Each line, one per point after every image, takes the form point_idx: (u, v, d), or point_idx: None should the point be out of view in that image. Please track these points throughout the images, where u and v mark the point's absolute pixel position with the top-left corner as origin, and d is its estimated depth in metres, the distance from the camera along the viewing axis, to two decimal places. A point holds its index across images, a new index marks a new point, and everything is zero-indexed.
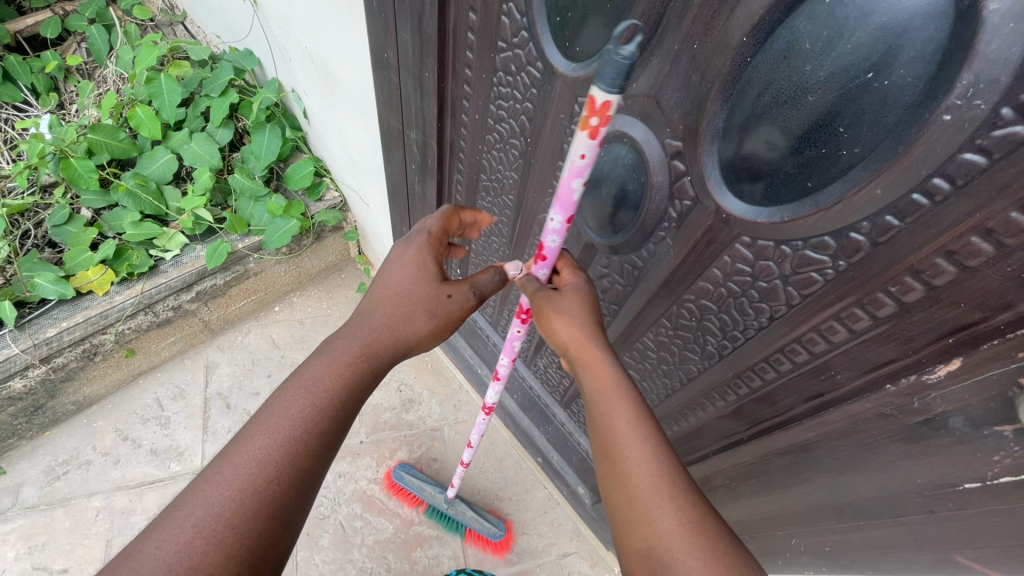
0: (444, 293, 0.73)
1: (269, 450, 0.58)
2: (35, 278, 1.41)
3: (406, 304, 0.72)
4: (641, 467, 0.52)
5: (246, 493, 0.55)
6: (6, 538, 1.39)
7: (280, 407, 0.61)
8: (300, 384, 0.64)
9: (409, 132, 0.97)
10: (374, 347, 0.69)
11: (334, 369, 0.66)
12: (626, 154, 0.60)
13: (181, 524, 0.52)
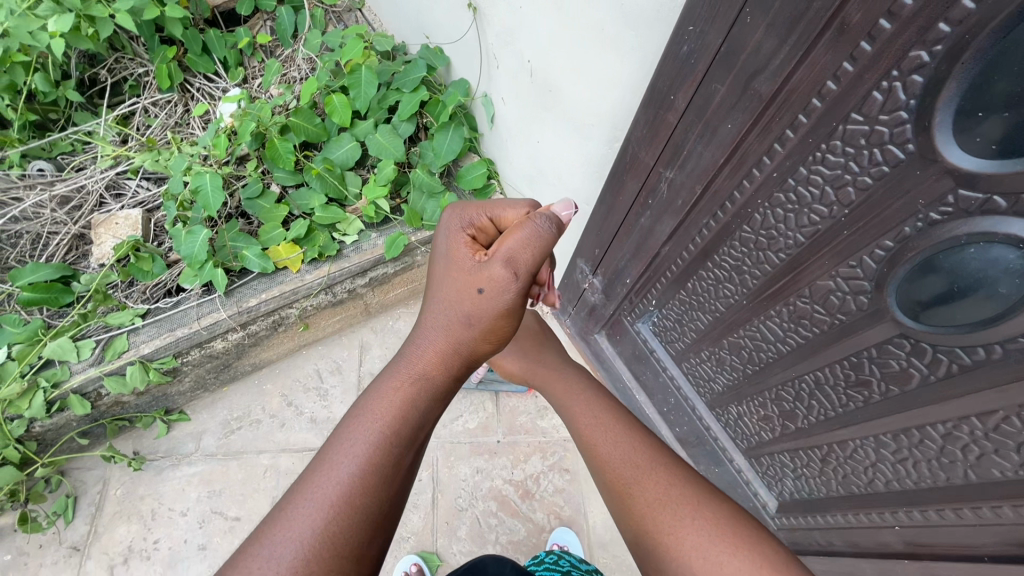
0: (478, 291, 0.79)
1: (341, 482, 0.64)
2: (240, 249, 1.52)
3: (454, 316, 0.81)
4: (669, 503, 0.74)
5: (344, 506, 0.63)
6: (189, 480, 1.53)
7: (346, 434, 0.69)
8: (358, 414, 0.72)
9: (664, 170, 0.97)
10: (426, 367, 0.78)
11: (388, 394, 0.74)
12: (1014, 259, 0.57)
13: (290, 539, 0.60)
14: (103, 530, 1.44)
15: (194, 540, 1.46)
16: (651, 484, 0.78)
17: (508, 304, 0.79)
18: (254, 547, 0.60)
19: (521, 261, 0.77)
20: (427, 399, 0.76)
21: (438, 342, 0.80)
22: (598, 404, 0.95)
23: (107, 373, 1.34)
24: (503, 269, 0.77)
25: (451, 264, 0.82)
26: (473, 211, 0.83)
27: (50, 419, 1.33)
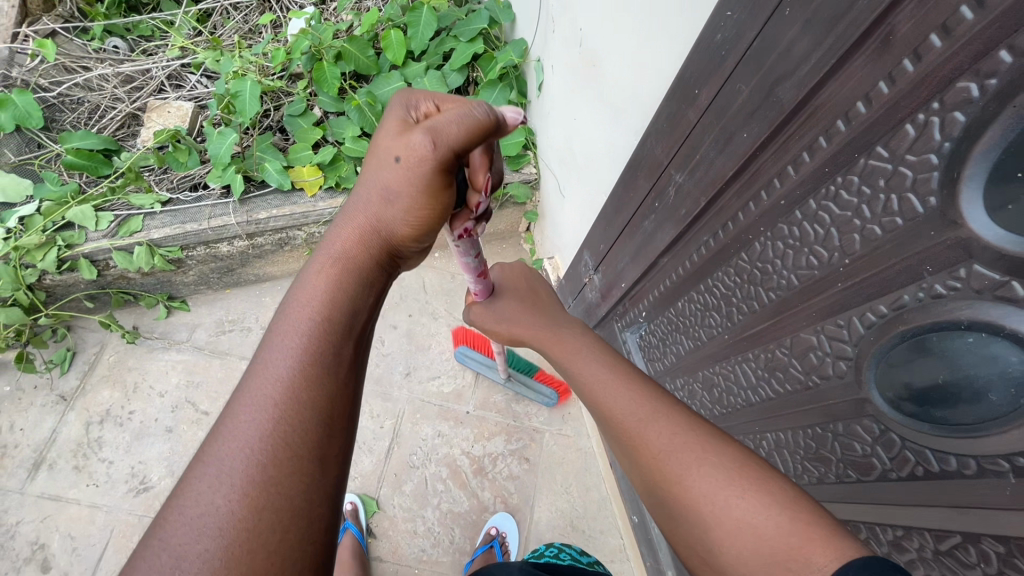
0: (395, 167, 0.60)
1: (274, 380, 0.55)
2: (265, 162, 1.54)
3: (376, 195, 0.63)
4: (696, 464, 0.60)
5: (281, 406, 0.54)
6: (174, 365, 1.61)
7: (274, 340, 0.58)
8: (283, 316, 0.60)
9: (675, 173, 0.87)
10: (353, 253, 0.64)
11: (319, 289, 0.61)
12: (1016, 363, 0.46)
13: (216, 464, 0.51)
14: (91, 388, 1.56)
15: (164, 420, 1.55)
16: (651, 433, 0.66)
17: (440, 178, 0.61)
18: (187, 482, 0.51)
19: (451, 142, 0.58)
20: (364, 289, 0.64)
21: (359, 230, 0.65)
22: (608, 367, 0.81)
23: (116, 247, 1.41)
24: (430, 138, 0.58)
25: (376, 147, 0.64)
26: (411, 99, 0.66)
27: (61, 276, 1.42)
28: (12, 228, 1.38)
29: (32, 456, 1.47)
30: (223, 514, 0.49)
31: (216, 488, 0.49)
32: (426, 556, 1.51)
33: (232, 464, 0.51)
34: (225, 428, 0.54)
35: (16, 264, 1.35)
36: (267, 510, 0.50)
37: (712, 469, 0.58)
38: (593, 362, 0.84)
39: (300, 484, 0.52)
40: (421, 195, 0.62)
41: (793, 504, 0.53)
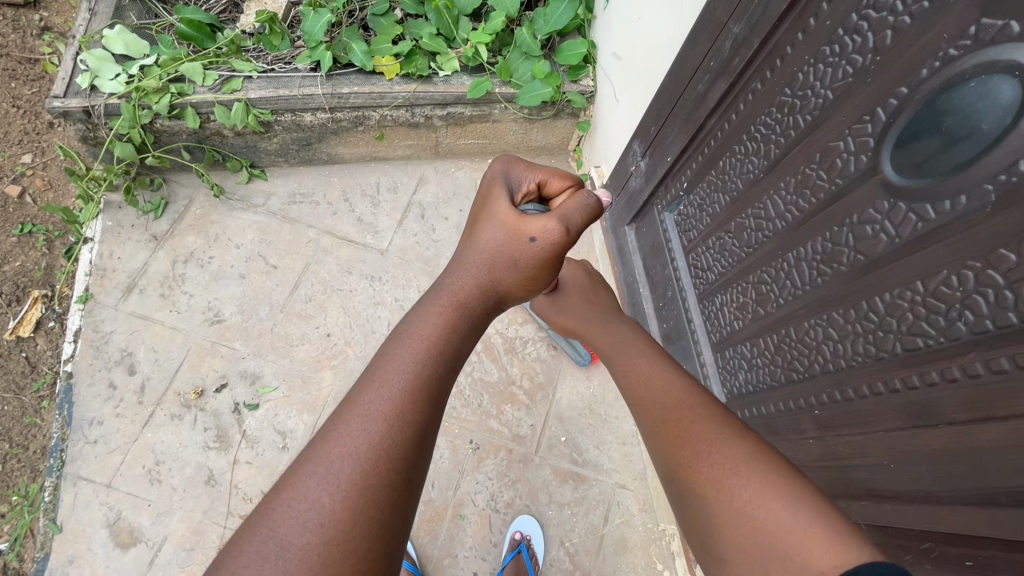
0: (530, 237, 0.80)
1: (383, 397, 0.66)
2: (351, 45, 1.70)
3: (491, 252, 0.82)
4: (736, 469, 0.67)
5: (397, 414, 0.65)
6: (249, 224, 1.80)
7: (392, 353, 0.71)
8: (405, 333, 0.74)
9: (733, 25, 0.98)
10: (461, 296, 0.79)
11: (431, 316, 0.75)
12: (1008, 91, 0.57)
13: (332, 464, 0.62)
14: (179, 233, 1.76)
15: (238, 268, 1.74)
16: (697, 434, 0.73)
17: (547, 255, 0.81)
18: (305, 469, 0.61)
19: (574, 220, 0.80)
20: (463, 323, 0.77)
21: (472, 274, 0.82)
22: (667, 374, 0.86)
23: (218, 102, 1.60)
24: (550, 225, 0.79)
25: (493, 213, 0.84)
26: (523, 175, 0.88)
27: (169, 121, 1.61)
28: (135, 74, 1.58)
29: (126, 281, 1.68)
30: (330, 512, 0.58)
31: (331, 476, 0.60)
32: (455, 413, 1.66)
33: (337, 467, 0.61)
34: (337, 432, 0.64)
35: (136, 103, 1.55)
36: (362, 514, 0.59)
37: (738, 467, 0.67)
38: (635, 354, 0.94)
39: (391, 493, 0.61)
40: (535, 261, 0.81)
41: (805, 496, 0.63)
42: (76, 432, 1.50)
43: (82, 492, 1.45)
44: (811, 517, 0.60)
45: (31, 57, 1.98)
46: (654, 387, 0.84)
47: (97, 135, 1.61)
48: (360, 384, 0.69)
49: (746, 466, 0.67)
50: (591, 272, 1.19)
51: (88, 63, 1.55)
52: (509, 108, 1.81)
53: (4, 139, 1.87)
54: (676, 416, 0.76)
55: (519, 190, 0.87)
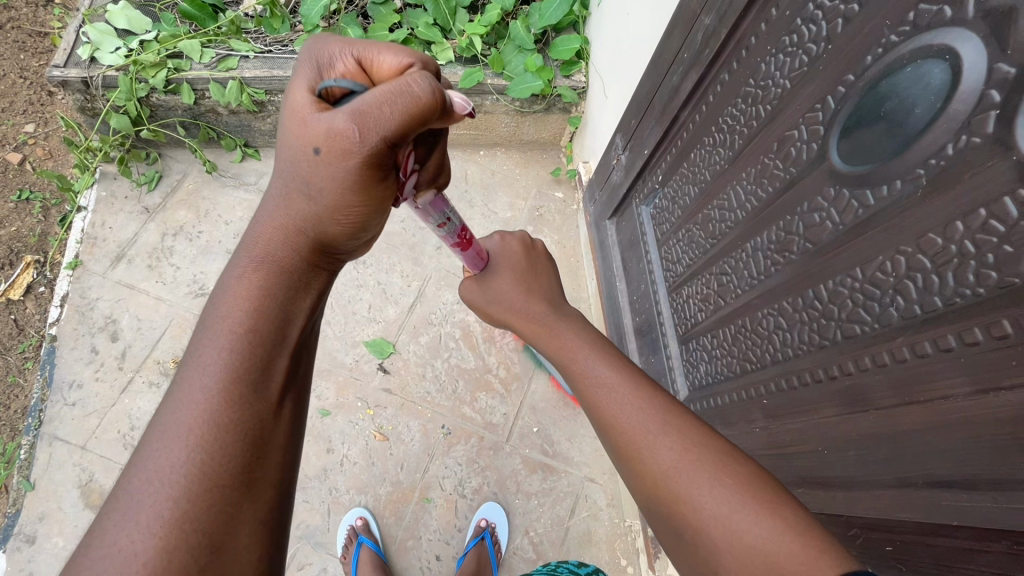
0: (314, 149, 0.61)
1: (190, 405, 0.58)
2: (347, 30, 1.72)
3: (293, 182, 0.65)
4: (709, 489, 0.63)
5: (206, 426, 0.57)
6: (240, 202, 1.83)
7: (196, 347, 0.61)
8: (208, 318, 0.63)
9: (704, 17, 0.99)
10: (272, 255, 0.66)
11: (238, 289, 0.64)
12: (938, 74, 0.57)
13: (141, 494, 0.53)
14: (170, 206, 1.80)
15: (226, 244, 1.77)
16: (666, 459, 0.68)
17: (363, 172, 0.61)
18: (114, 506, 0.53)
19: (387, 113, 0.58)
20: (281, 287, 0.66)
21: (279, 223, 0.67)
22: (623, 386, 0.80)
23: (213, 79, 1.63)
24: (347, 124, 0.59)
25: (290, 114, 0.64)
26: (337, 49, 0.65)
27: (165, 96, 1.66)
28: (134, 49, 1.62)
29: (115, 251, 1.72)
30: (136, 550, 0.50)
31: (140, 507, 0.53)
32: (429, 398, 1.67)
33: (147, 497, 0.53)
34: (142, 457, 0.56)
35: (133, 76, 1.59)
36: (195, 531, 0.53)
37: (714, 486, 0.63)
38: (592, 360, 0.88)
39: (218, 507, 0.55)
40: (341, 182, 0.62)
41: (783, 511, 0.59)
42: (55, 394, 1.53)
43: (57, 452, 1.48)
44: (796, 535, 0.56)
45: (42, 31, 2.05)
46: (613, 402, 0.78)
47: (94, 106, 1.65)
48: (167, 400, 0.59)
49: (720, 483, 0.63)
50: (527, 245, 1.12)
51: (90, 36, 1.60)
52: (501, 99, 1.83)
53: (10, 108, 1.92)
54: (643, 439, 0.72)
55: (318, 79, 0.64)
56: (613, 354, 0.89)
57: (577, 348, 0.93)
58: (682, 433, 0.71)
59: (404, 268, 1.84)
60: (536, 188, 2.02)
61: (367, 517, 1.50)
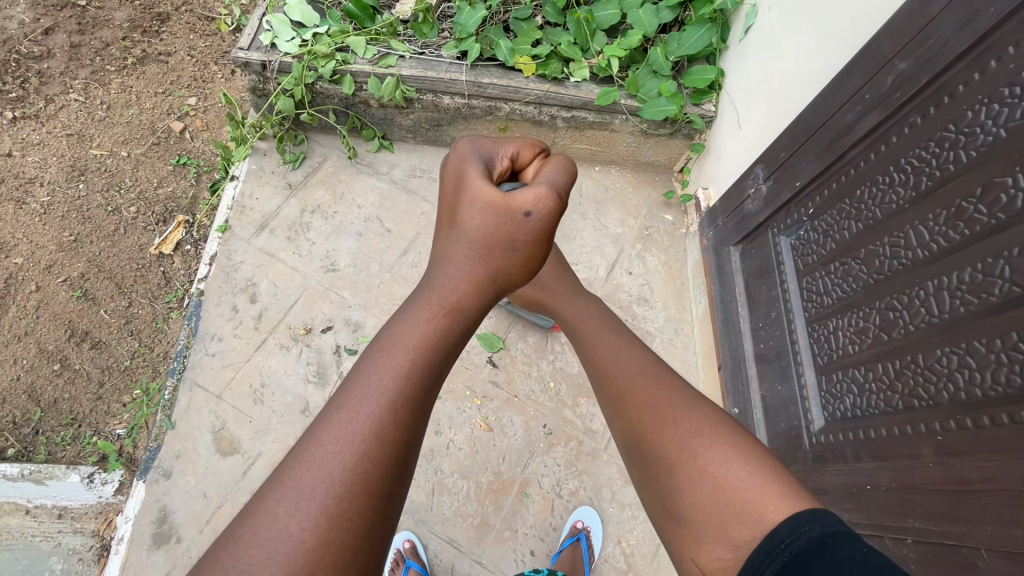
0: (518, 207, 0.81)
1: (363, 415, 0.66)
2: (497, 41, 1.83)
3: (484, 237, 0.83)
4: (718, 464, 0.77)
5: (369, 441, 0.65)
6: (372, 189, 1.95)
7: (377, 360, 0.71)
8: (390, 338, 0.74)
9: (899, 62, 1.03)
10: (450, 297, 0.79)
11: (420, 318, 0.76)
12: None
13: (301, 491, 0.61)
14: (310, 185, 1.93)
15: (357, 226, 1.89)
16: (676, 437, 0.81)
17: (547, 226, 0.83)
18: (275, 496, 0.61)
19: (563, 187, 0.84)
20: (455, 333, 0.77)
21: (467, 274, 0.82)
22: (633, 370, 0.94)
23: (374, 74, 1.77)
24: (541, 189, 0.82)
25: (473, 186, 0.84)
26: (494, 152, 0.90)
27: (327, 85, 1.79)
28: (309, 40, 1.78)
29: (259, 220, 1.86)
30: (297, 542, 0.58)
31: (306, 500, 0.61)
32: (533, 396, 1.72)
33: (309, 495, 0.61)
34: (311, 450, 0.64)
35: (305, 64, 1.74)
36: (343, 523, 0.60)
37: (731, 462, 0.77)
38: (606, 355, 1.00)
39: (368, 513, 0.62)
40: (532, 238, 0.83)
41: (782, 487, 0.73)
42: (199, 342, 1.66)
43: (196, 397, 1.60)
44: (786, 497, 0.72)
45: (210, 16, 2.25)
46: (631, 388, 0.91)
47: (265, 87, 1.81)
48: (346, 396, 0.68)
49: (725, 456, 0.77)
50: (558, 266, 1.33)
51: (272, 24, 1.76)
52: (630, 120, 1.90)
53: (177, 81, 2.12)
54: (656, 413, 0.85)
55: (490, 165, 0.88)
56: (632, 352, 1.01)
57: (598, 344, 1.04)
58: (703, 424, 0.82)
59: None
60: (647, 208, 2.07)
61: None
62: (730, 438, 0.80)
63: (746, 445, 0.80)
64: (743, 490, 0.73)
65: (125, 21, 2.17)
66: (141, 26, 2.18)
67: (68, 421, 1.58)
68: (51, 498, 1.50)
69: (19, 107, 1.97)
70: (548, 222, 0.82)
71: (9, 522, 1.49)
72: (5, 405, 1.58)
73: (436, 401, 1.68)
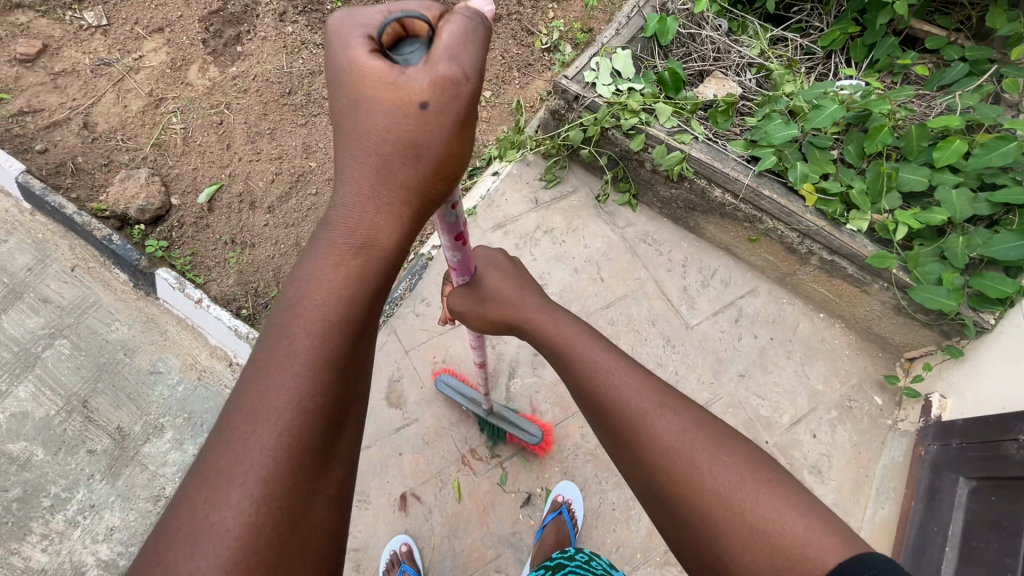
0: (423, 104, 0.74)
1: (275, 396, 0.69)
2: (794, 163, 1.81)
3: (387, 146, 0.77)
4: (721, 475, 0.81)
5: (287, 419, 0.68)
6: (602, 237, 2.04)
7: (286, 327, 0.73)
8: (302, 298, 0.75)
9: None
10: (361, 241, 0.78)
11: (332, 271, 0.76)
12: None
13: (221, 482, 0.65)
14: (552, 209, 2.06)
15: (575, 264, 1.99)
16: (681, 457, 0.84)
17: (458, 108, 0.74)
18: (196, 497, 0.65)
19: (472, 58, 0.74)
20: (372, 274, 0.77)
21: (380, 203, 0.79)
22: (623, 374, 0.98)
23: (666, 143, 1.84)
24: (450, 66, 0.73)
25: (365, 78, 0.76)
26: (374, 17, 0.78)
27: (620, 135, 1.90)
28: (622, 91, 1.91)
29: (499, 219, 2.02)
30: (226, 536, 0.63)
31: (223, 498, 0.64)
32: None
33: (229, 488, 0.65)
34: (227, 441, 0.67)
35: (612, 112, 1.86)
36: (274, 516, 0.65)
37: (730, 466, 0.82)
38: (600, 355, 1.04)
39: (298, 494, 0.67)
40: (436, 133, 0.75)
41: (797, 502, 0.78)
42: (411, 299, 1.83)
43: (389, 343, 1.75)
44: (798, 514, 0.76)
45: (532, 30, 2.48)
46: (628, 403, 0.93)
47: (565, 114, 1.97)
48: (256, 369, 0.71)
49: (725, 463, 0.83)
50: (508, 259, 1.32)
51: (598, 67, 1.93)
52: (891, 290, 1.78)
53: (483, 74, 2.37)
54: (649, 424, 0.90)
55: (375, 33, 0.77)
56: (613, 347, 1.06)
57: (584, 343, 1.07)
58: (653, 397, 0.94)
59: (703, 374, 1.87)
60: (860, 380, 1.91)
61: (412, 545, 1.51)
62: (721, 444, 0.85)
63: (721, 435, 0.87)
64: (752, 502, 0.78)
65: None
66: None
67: None
68: None
69: None
70: (462, 108, 0.74)
71: (214, 365, 1.74)
72: (256, 273, 1.85)
73: (580, 457, 1.68)
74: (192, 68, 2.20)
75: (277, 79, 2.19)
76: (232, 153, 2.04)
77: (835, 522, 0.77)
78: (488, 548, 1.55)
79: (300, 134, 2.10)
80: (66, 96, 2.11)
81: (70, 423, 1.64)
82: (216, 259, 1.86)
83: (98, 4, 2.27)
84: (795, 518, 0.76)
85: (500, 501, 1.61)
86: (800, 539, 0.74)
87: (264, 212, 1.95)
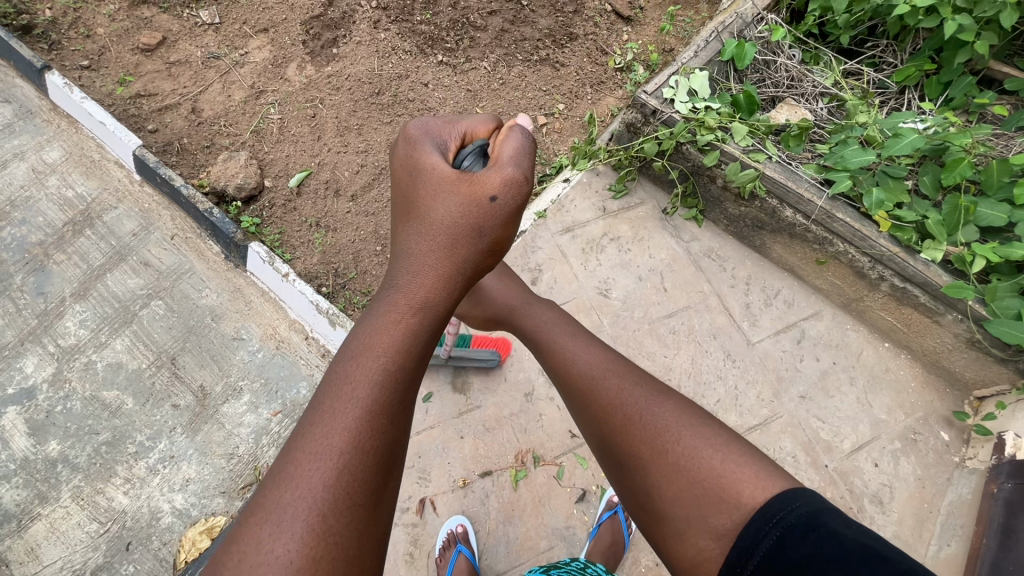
0: (490, 197, 0.93)
1: (334, 432, 0.72)
2: (870, 189, 1.81)
3: (454, 229, 0.92)
4: (663, 426, 1.00)
5: (348, 454, 0.71)
6: (666, 248, 2.08)
7: (344, 369, 0.78)
8: (358, 347, 0.81)
9: None
10: (413, 304, 0.85)
11: (389, 325, 0.83)
12: None
13: (287, 513, 0.67)
14: (619, 218, 2.12)
15: (639, 271, 2.04)
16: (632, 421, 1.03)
17: (516, 205, 0.95)
18: (260, 527, 0.66)
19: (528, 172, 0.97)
20: (423, 332, 0.84)
21: (436, 270, 0.90)
22: (594, 357, 1.19)
23: (740, 160, 1.89)
24: (515, 172, 0.95)
25: (435, 179, 0.94)
26: (445, 141, 1.00)
27: (695, 151, 1.95)
28: (699, 108, 1.97)
29: (567, 224, 2.09)
30: (287, 564, 0.64)
31: (286, 529, 0.66)
32: None
33: (293, 520, 0.67)
34: (289, 474, 0.70)
35: (688, 127, 1.92)
36: (328, 555, 0.66)
37: (672, 423, 1.00)
38: (575, 346, 1.24)
39: (353, 526, 0.69)
40: (499, 221, 0.94)
41: (723, 447, 0.95)
42: None
43: None
44: (719, 455, 0.94)
45: (607, 50, 2.59)
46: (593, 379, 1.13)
47: (640, 127, 2.04)
48: (317, 412, 0.75)
49: (665, 419, 1.01)
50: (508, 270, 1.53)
51: (677, 84, 2.00)
52: (965, 321, 1.75)
53: (557, 89, 2.48)
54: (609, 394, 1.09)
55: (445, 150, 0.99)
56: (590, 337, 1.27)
57: (565, 337, 1.27)
58: (616, 373, 1.13)
59: (763, 391, 1.87)
60: (926, 413, 1.87)
61: (468, 527, 1.54)
62: (668, 403, 1.04)
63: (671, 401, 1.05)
64: (687, 443, 0.97)
65: (545, 28, 2.59)
66: (554, 36, 2.58)
67: (365, 292, 1.92)
68: (326, 339, 1.82)
69: (447, 56, 2.47)
70: (516, 204, 0.95)
71: (292, 337, 1.84)
72: (338, 255, 1.97)
73: None
74: (291, 66, 2.37)
75: (367, 80, 2.34)
76: (322, 144, 2.19)
77: (759, 460, 0.93)
78: (542, 539, 1.57)
79: (385, 131, 2.24)
80: (178, 83, 2.30)
81: (158, 376, 1.75)
82: (302, 239, 1.99)
83: (213, 4, 2.48)
84: (717, 458, 0.93)
85: (555, 494, 1.63)
86: (717, 472, 0.92)
87: (347, 199, 2.08)
